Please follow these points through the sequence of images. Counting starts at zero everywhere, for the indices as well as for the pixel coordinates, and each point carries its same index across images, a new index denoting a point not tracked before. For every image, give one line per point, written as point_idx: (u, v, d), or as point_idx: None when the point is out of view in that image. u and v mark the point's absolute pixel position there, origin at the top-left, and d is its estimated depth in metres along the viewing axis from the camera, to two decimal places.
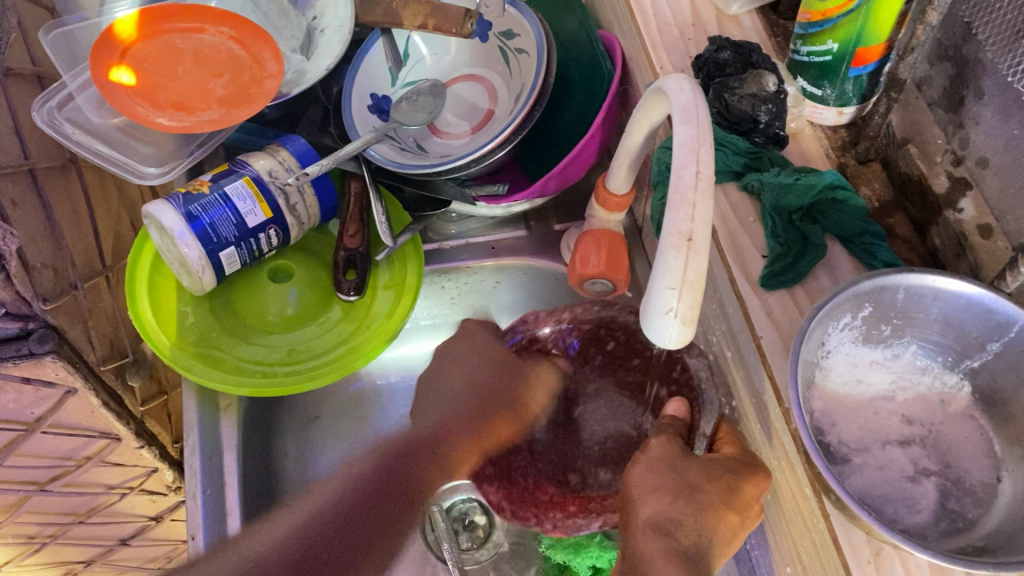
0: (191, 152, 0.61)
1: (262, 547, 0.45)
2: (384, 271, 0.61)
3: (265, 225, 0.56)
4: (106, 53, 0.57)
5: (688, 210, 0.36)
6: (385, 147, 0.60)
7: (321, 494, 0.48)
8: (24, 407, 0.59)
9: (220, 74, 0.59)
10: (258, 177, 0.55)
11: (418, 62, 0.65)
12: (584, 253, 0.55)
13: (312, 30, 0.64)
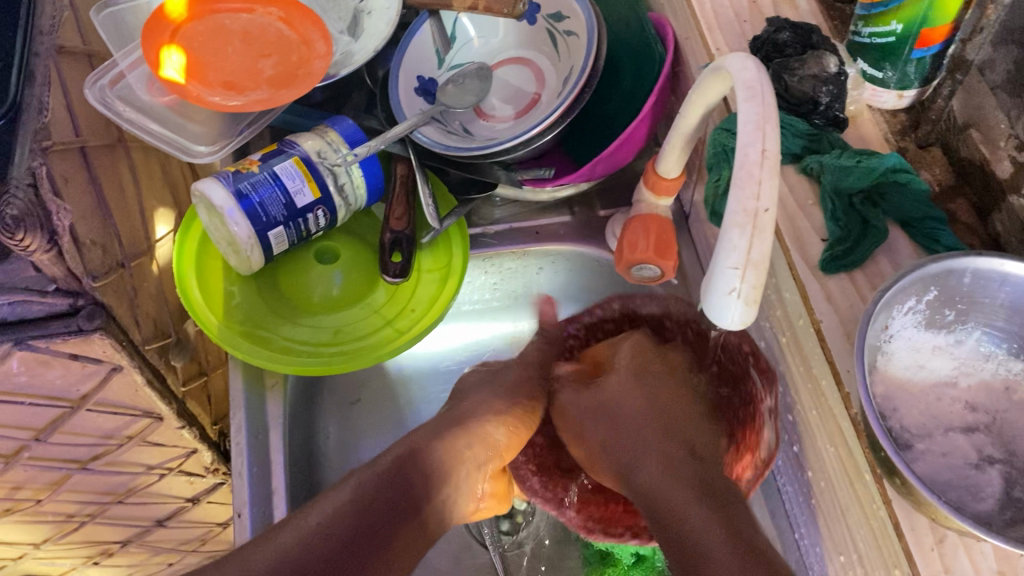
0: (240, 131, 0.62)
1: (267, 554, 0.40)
2: (429, 258, 0.61)
3: (314, 206, 0.56)
4: (161, 33, 0.57)
5: (754, 188, 0.36)
6: (432, 129, 0.59)
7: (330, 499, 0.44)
8: (71, 383, 0.60)
9: (269, 54, 0.59)
10: (308, 157, 0.55)
11: (465, 45, 0.65)
12: (631, 240, 0.55)
13: (359, 12, 0.64)
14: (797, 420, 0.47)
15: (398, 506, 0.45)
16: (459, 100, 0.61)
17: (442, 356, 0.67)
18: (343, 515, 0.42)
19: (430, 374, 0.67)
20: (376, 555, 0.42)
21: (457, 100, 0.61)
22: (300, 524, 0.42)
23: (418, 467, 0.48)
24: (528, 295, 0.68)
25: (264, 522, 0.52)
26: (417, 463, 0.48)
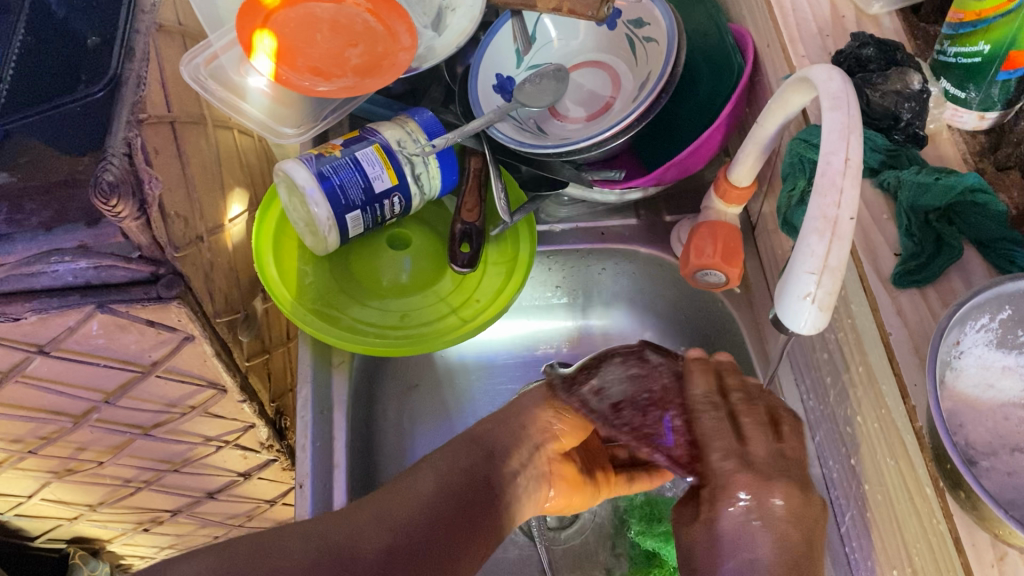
0: (325, 115, 0.66)
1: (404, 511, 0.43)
2: (494, 257, 0.62)
3: (390, 192, 0.57)
4: (258, 17, 0.60)
5: (834, 195, 0.36)
6: (507, 125, 0.61)
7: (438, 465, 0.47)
8: (144, 349, 0.62)
9: (355, 44, 0.61)
10: (388, 145, 0.57)
11: (546, 45, 0.66)
12: (698, 244, 0.55)
13: (443, 8, 0.65)
14: (858, 432, 0.47)
15: (474, 501, 0.45)
16: (536, 99, 0.62)
17: (501, 347, 0.70)
18: (424, 511, 0.44)
19: (487, 367, 0.69)
20: (485, 514, 0.45)
21: (534, 99, 0.62)
22: (419, 483, 0.45)
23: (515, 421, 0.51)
24: (587, 296, 0.69)
25: (324, 494, 0.53)
26: (508, 423, 0.51)
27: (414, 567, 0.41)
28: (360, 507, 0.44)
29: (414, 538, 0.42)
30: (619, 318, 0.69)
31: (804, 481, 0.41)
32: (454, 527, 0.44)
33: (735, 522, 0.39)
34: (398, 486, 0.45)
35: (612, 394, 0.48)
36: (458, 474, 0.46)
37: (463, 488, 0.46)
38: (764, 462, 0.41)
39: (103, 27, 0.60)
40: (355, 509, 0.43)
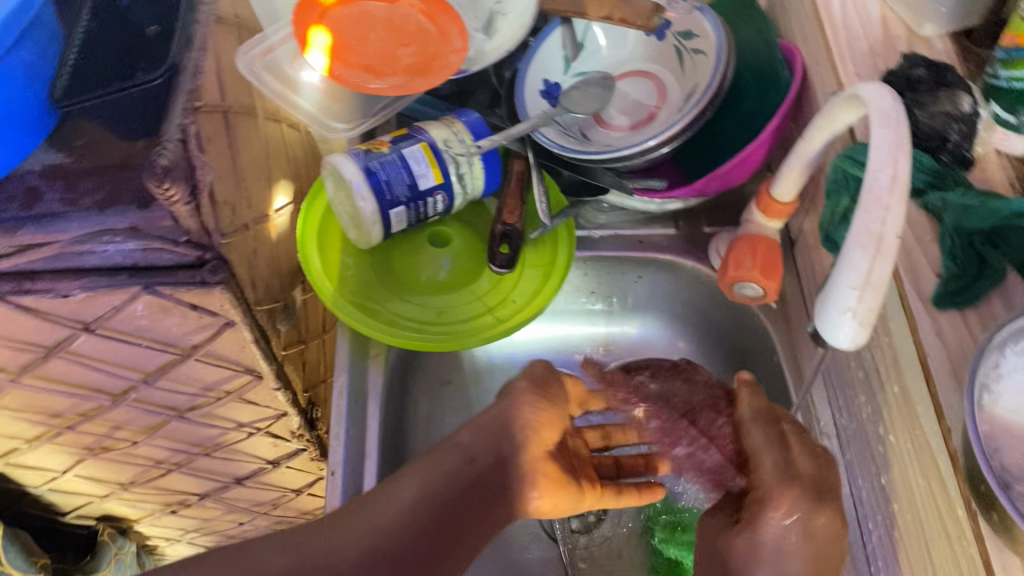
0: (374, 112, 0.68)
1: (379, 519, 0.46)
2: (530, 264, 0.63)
3: (434, 190, 0.58)
4: (314, 16, 0.60)
5: (879, 213, 0.37)
6: (552, 130, 0.61)
7: (424, 469, 0.48)
8: (185, 333, 0.63)
9: (408, 43, 0.61)
10: (434, 144, 0.58)
11: (594, 52, 0.66)
12: (737, 256, 0.56)
13: (494, 13, 0.65)
14: (890, 450, 0.47)
15: (457, 510, 0.47)
16: (581, 106, 0.63)
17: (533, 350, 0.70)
18: (399, 520, 0.46)
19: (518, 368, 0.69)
20: (464, 526, 0.47)
21: (578, 105, 0.63)
22: (403, 488, 0.47)
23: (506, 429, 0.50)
24: (622, 303, 0.69)
25: (354, 483, 0.54)
26: (501, 432, 0.49)
27: None
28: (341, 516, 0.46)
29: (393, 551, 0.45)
30: (652, 325, 0.69)
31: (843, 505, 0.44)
32: (434, 534, 0.46)
33: (775, 533, 0.44)
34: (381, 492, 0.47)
35: (653, 399, 0.57)
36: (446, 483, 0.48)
37: (448, 496, 0.47)
38: (817, 483, 0.45)
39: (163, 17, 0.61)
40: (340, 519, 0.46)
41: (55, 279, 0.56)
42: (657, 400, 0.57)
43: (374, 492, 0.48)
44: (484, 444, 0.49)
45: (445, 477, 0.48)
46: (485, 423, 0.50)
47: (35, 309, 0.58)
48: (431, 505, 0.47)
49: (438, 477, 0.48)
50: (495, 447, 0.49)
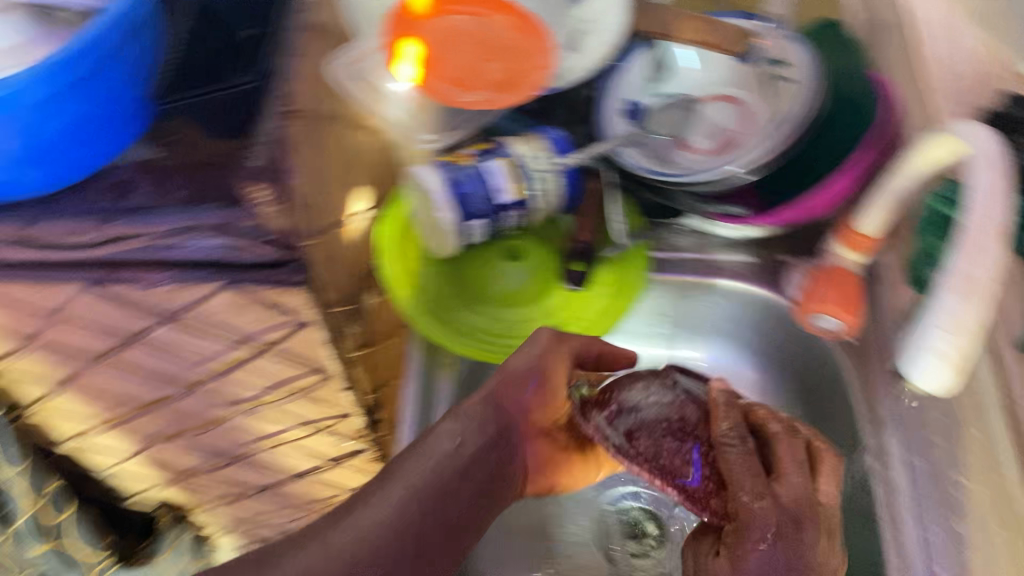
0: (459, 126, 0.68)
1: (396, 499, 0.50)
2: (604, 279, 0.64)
3: (511, 205, 0.58)
4: (407, 31, 0.61)
5: (982, 257, 0.43)
6: (634, 151, 0.62)
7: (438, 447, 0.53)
8: (260, 331, 0.64)
9: (497, 58, 0.62)
10: (516, 160, 0.58)
11: (677, 75, 0.66)
12: (816, 290, 0.56)
13: (579, 31, 0.65)
14: None
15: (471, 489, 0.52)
16: (662, 127, 0.64)
17: None
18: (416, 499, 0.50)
19: None
20: (473, 501, 0.52)
21: (660, 126, 0.64)
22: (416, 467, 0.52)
23: (509, 407, 0.57)
24: (693, 326, 0.69)
25: None
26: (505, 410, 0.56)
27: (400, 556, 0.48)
28: (334, 516, 0.49)
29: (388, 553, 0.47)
30: (722, 350, 0.69)
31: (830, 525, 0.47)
32: (437, 513, 0.50)
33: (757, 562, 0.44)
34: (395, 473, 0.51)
35: (640, 408, 0.52)
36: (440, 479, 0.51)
37: (440, 489, 0.51)
38: (793, 506, 0.46)
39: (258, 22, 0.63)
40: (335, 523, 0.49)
41: (143, 269, 0.57)
42: (638, 425, 0.51)
43: (373, 488, 0.50)
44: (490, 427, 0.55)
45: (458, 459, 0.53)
46: (491, 404, 0.56)
47: (119, 297, 0.60)
48: (444, 481, 0.51)
49: (431, 474, 0.51)
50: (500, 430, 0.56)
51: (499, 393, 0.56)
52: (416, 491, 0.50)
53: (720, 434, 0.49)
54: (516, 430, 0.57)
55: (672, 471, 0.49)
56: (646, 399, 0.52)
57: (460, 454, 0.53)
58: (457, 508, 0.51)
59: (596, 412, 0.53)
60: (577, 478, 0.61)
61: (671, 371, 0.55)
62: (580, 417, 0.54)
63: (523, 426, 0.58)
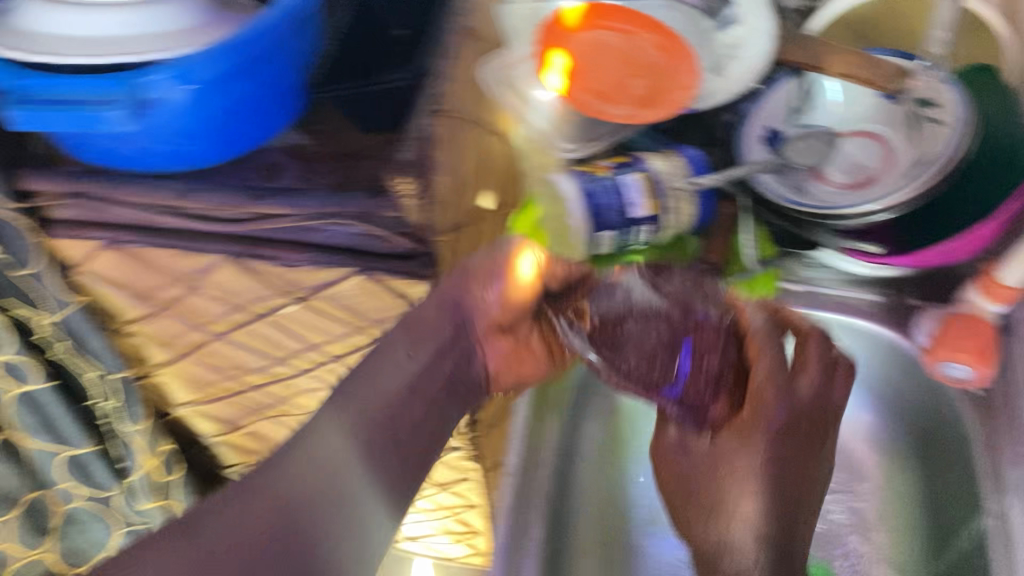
0: (600, 134, 0.68)
1: (293, 470, 0.54)
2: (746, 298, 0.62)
3: (644, 219, 0.59)
4: (553, 43, 0.63)
5: None
6: (770, 177, 0.62)
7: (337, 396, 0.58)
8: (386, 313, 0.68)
9: (641, 76, 0.63)
10: (652, 175, 0.59)
11: (823, 108, 0.65)
12: (953, 338, 0.57)
13: (724, 55, 0.65)
14: None
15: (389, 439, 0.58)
16: (801, 159, 0.63)
17: None
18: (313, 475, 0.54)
19: None
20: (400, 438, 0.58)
21: (799, 159, 0.63)
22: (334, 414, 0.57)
23: (460, 308, 0.61)
24: None
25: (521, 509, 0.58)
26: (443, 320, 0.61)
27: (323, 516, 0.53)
28: (259, 473, 0.54)
29: (288, 510, 0.52)
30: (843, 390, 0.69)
31: (813, 426, 0.53)
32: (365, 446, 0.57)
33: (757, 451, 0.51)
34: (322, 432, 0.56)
35: (612, 302, 0.50)
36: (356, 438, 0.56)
37: (379, 422, 0.57)
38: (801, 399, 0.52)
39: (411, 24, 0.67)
40: (240, 496, 0.52)
41: (280, 248, 0.61)
42: (618, 317, 0.49)
43: (294, 449, 0.55)
44: (413, 332, 0.60)
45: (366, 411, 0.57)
46: (423, 309, 0.61)
47: (261, 271, 0.63)
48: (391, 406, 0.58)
49: (346, 416, 0.57)
50: (415, 329, 0.60)
51: (463, 284, 0.61)
52: (313, 471, 0.54)
53: (699, 333, 0.49)
54: (466, 332, 0.63)
55: (659, 381, 0.49)
56: (614, 295, 0.50)
57: (405, 372, 0.59)
58: (399, 452, 0.58)
59: (570, 315, 0.53)
60: (535, 376, 0.65)
61: (644, 268, 0.52)
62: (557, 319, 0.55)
63: (460, 337, 0.63)
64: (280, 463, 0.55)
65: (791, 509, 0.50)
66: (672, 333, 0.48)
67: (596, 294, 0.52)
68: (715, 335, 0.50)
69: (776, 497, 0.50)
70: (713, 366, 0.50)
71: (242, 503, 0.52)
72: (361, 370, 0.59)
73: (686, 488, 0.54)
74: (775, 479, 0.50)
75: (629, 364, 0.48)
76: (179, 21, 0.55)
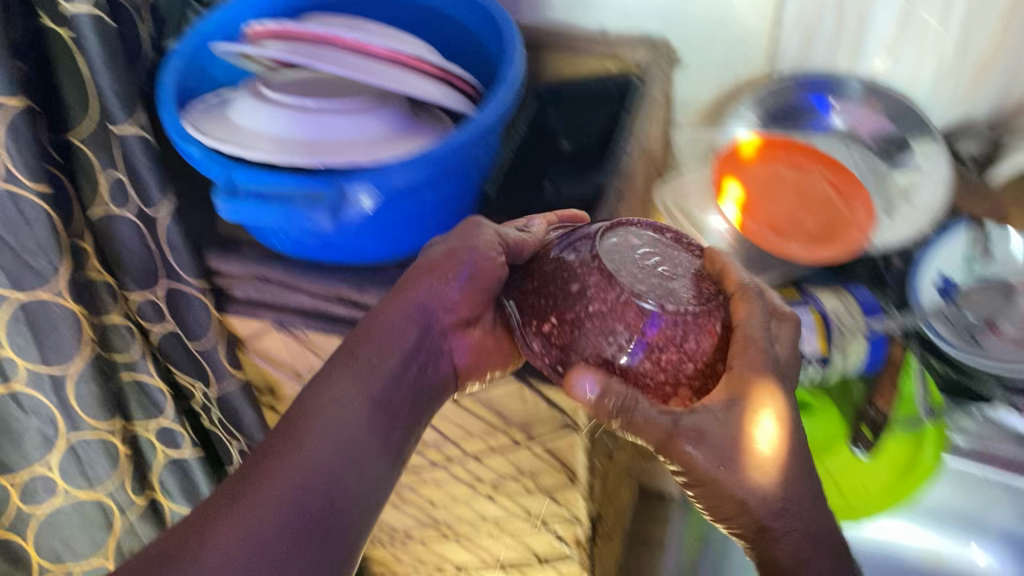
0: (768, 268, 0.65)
1: (302, 471, 0.49)
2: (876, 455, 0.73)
3: (815, 357, 0.62)
4: (728, 175, 0.67)
5: None
6: (944, 325, 0.67)
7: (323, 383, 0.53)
8: (528, 423, 0.68)
9: (815, 211, 0.64)
10: (823, 314, 0.62)
11: (1003, 260, 0.70)
12: None
13: (898, 196, 0.67)
14: None
15: (390, 421, 0.55)
16: (975, 308, 0.67)
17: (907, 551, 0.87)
18: (322, 474, 0.50)
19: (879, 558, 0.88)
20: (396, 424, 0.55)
21: (974, 307, 0.68)
22: (323, 422, 0.51)
23: (412, 291, 0.57)
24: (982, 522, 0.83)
25: None
26: (423, 306, 0.57)
27: (336, 518, 0.49)
28: (240, 488, 0.48)
29: (300, 505, 0.48)
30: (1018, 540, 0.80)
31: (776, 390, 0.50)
32: (363, 446, 0.52)
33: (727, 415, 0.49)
34: (310, 440, 0.50)
35: (568, 274, 0.51)
36: (342, 424, 0.52)
37: (380, 403, 0.54)
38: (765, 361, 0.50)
39: (576, 137, 0.69)
40: (222, 516, 0.47)
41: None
42: (570, 299, 0.50)
43: (275, 456, 0.50)
44: (389, 332, 0.55)
45: (356, 404, 0.53)
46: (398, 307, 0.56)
47: None
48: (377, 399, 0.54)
49: (333, 409, 0.52)
50: (397, 330, 0.56)
51: (427, 284, 0.57)
52: (314, 470, 0.49)
53: (673, 307, 0.48)
54: (432, 327, 0.58)
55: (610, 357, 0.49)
56: (569, 285, 0.50)
57: (381, 375, 0.54)
58: (387, 433, 0.54)
59: (532, 302, 0.53)
60: (501, 365, 0.62)
61: (595, 248, 0.50)
62: (522, 322, 0.54)
63: (432, 331, 0.58)
64: (269, 465, 0.49)
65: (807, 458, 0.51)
66: (621, 301, 0.48)
67: (548, 273, 0.52)
68: (693, 309, 0.49)
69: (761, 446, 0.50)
70: (687, 339, 0.49)
71: (245, 511, 0.47)
72: (326, 371, 0.54)
73: (730, 469, 0.50)
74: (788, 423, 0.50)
75: (605, 350, 0.49)
76: (378, 128, 0.61)
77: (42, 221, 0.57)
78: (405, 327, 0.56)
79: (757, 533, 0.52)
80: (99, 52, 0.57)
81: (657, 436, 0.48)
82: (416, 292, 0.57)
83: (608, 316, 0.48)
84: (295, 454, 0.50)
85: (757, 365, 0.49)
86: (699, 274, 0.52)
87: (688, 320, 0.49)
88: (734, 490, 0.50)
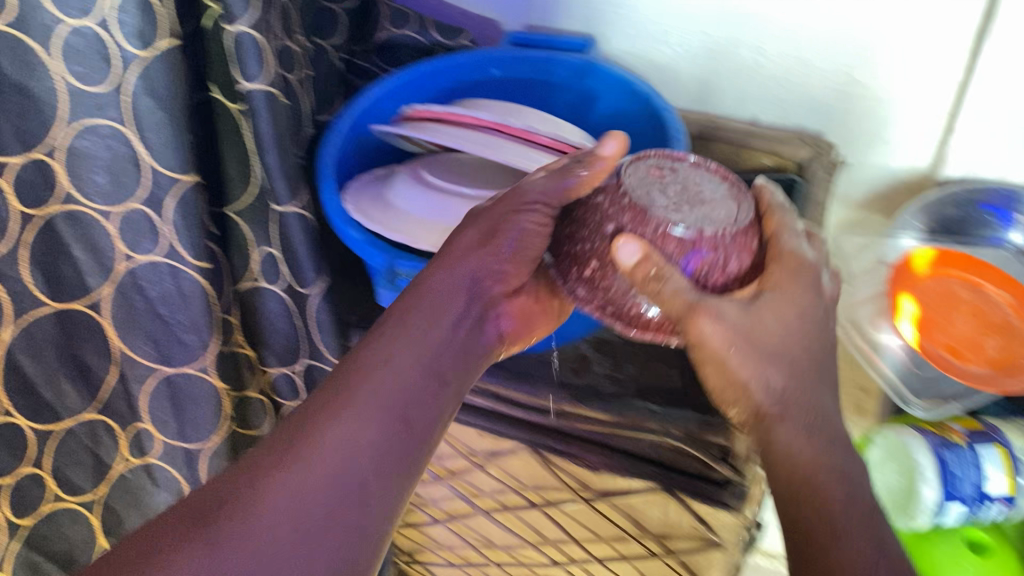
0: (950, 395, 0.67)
1: (346, 436, 0.47)
2: None
3: (1000, 497, 0.66)
4: (902, 291, 0.68)
5: None
6: None
7: (375, 342, 0.51)
8: (668, 535, 0.64)
9: (993, 335, 0.64)
10: (1007, 446, 0.65)
11: None
12: None
13: None
14: None
15: (441, 385, 0.52)
16: None
17: None
18: (363, 442, 0.47)
19: None
20: (448, 391, 0.52)
21: None
22: (370, 385, 0.49)
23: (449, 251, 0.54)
24: None
25: None
26: (471, 257, 0.54)
27: (375, 489, 0.46)
28: (285, 447, 0.46)
29: (339, 475, 0.45)
30: None
31: (823, 329, 0.47)
32: (410, 411, 0.49)
33: (774, 342, 0.45)
34: (354, 401, 0.48)
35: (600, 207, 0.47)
36: (395, 387, 0.49)
37: (427, 364, 0.51)
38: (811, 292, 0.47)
39: None
40: (264, 477, 0.44)
41: (582, 448, 0.61)
42: (610, 227, 0.46)
43: (323, 418, 0.47)
44: (442, 295, 0.53)
45: (407, 365, 0.50)
46: (459, 269, 0.54)
47: (557, 468, 0.63)
48: (429, 361, 0.52)
49: (381, 372, 0.50)
50: (451, 293, 0.54)
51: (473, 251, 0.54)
52: (358, 435, 0.47)
53: (712, 231, 0.45)
54: (487, 294, 0.56)
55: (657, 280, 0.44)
56: (605, 222, 0.46)
57: (430, 339, 0.52)
58: (439, 400, 0.51)
59: (565, 243, 0.50)
60: (545, 329, 0.60)
61: (623, 177, 0.47)
62: (558, 262, 0.51)
63: (481, 301, 0.56)
64: (311, 424, 0.47)
65: (821, 359, 0.47)
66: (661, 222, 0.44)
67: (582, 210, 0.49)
68: (730, 226, 0.45)
69: (811, 381, 0.46)
70: (726, 259, 0.45)
71: (287, 476, 0.44)
72: (377, 333, 0.52)
73: (743, 348, 0.45)
74: (818, 341, 0.47)
75: (647, 268, 0.44)
76: None
77: (199, 298, 0.56)
78: (456, 289, 0.54)
79: (756, 421, 0.46)
80: (270, 135, 0.56)
81: (678, 310, 0.44)
82: (465, 254, 0.54)
83: (647, 232, 0.45)
84: (337, 415, 0.47)
85: (798, 292, 0.46)
86: (729, 186, 0.49)
87: (726, 239, 0.45)
88: (740, 373, 0.45)
